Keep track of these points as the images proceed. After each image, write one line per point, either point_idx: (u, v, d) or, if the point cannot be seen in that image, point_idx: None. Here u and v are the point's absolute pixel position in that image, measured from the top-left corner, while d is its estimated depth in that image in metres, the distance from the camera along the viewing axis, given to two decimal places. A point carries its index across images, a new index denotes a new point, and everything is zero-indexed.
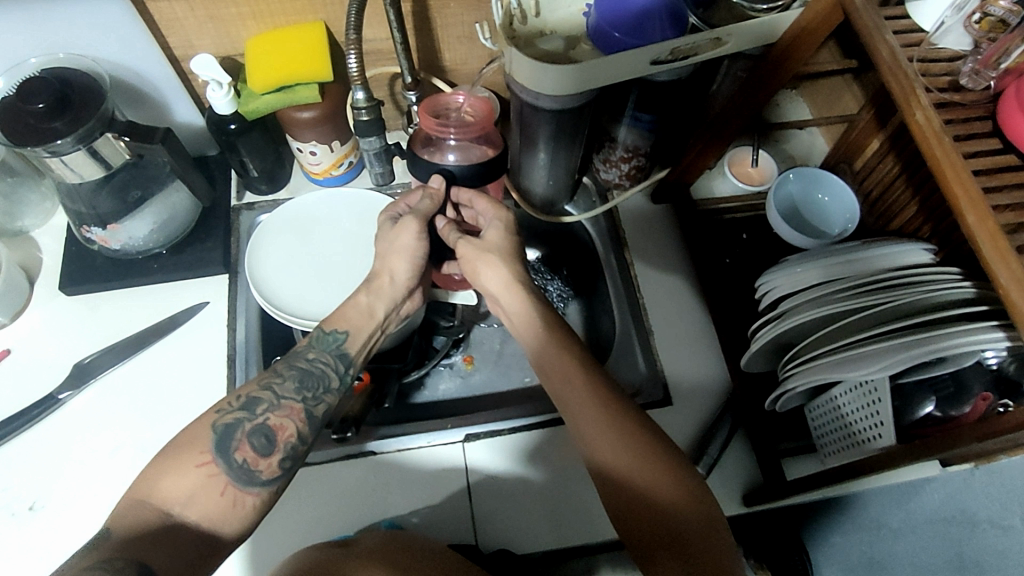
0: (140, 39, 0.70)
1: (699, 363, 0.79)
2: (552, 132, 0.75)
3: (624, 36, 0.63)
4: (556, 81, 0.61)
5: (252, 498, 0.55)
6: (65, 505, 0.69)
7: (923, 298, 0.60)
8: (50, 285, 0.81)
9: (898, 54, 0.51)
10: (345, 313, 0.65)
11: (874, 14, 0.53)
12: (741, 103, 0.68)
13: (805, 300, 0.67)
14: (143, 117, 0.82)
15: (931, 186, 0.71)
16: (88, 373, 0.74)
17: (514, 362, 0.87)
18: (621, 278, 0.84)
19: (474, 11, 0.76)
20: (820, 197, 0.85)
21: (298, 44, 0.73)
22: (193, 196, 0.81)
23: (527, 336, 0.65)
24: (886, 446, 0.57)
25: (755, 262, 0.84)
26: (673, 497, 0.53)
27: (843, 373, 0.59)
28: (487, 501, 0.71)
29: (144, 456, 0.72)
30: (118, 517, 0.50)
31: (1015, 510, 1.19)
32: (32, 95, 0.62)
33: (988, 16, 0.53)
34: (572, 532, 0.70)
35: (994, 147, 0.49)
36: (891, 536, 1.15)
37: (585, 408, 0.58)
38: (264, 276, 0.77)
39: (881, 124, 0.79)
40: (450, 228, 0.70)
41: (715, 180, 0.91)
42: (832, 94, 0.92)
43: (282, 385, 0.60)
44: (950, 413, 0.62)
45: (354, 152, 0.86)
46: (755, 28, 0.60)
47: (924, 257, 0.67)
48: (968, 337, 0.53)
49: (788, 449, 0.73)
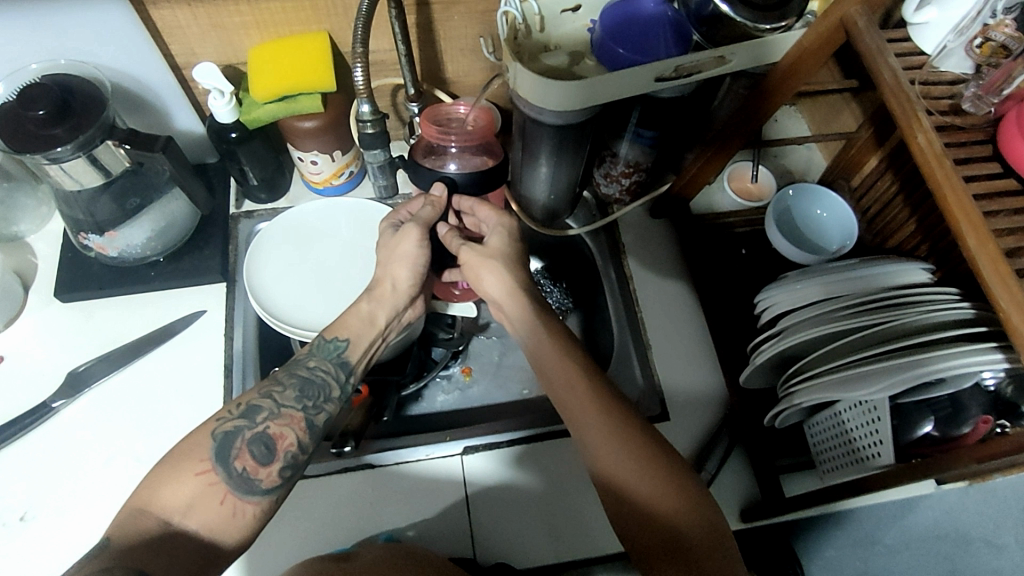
0: (142, 46, 0.70)
1: (698, 376, 0.79)
2: (555, 145, 0.76)
3: (629, 52, 0.64)
4: (558, 101, 0.61)
5: (253, 507, 0.55)
6: (58, 515, 0.68)
7: (920, 318, 0.60)
8: (46, 292, 0.80)
9: (901, 77, 0.52)
10: (346, 321, 0.64)
11: (877, 38, 0.53)
12: (744, 120, 0.68)
13: (806, 318, 0.67)
14: (143, 125, 0.81)
15: (929, 206, 0.72)
16: (83, 382, 0.74)
17: (512, 374, 0.87)
18: (621, 292, 0.84)
19: (478, 24, 0.77)
20: (819, 213, 0.86)
21: (301, 54, 0.73)
22: (192, 204, 0.81)
23: (529, 345, 0.65)
24: (886, 464, 0.58)
25: (755, 278, 0.84)
26: (674, 511, 0.54)
27: (843, 392, 0.59)
28: (488, 514, 0.71)
29: (140, 467, 0.71)
30: (117, 526, 0.50)
31: (1007, 528, 1.20)
32: (34, 102, 0.61)
33: (989, 41, 0.54)
34: (572, 548, 0.70)
35: (994, 171, 0.50)
36: (886, 552, 1.15)
37: (587, 418, 0.59)
38: (262, 285, 0.77)
39: (878, 143, 0.79)
40: (452, 234, 0.70)
41: (715, 194, 0.91)
42: (830, 111, 0.93)
43: (283, 394, 0.59)
44: (950, 434, 0.62)
45: (354, 162, 0.86)
46: (756, 47, 0.60)
47: (922, 277, 0.67)
48: (965, 358, 0.53)
49: (787, 466, 0.73)
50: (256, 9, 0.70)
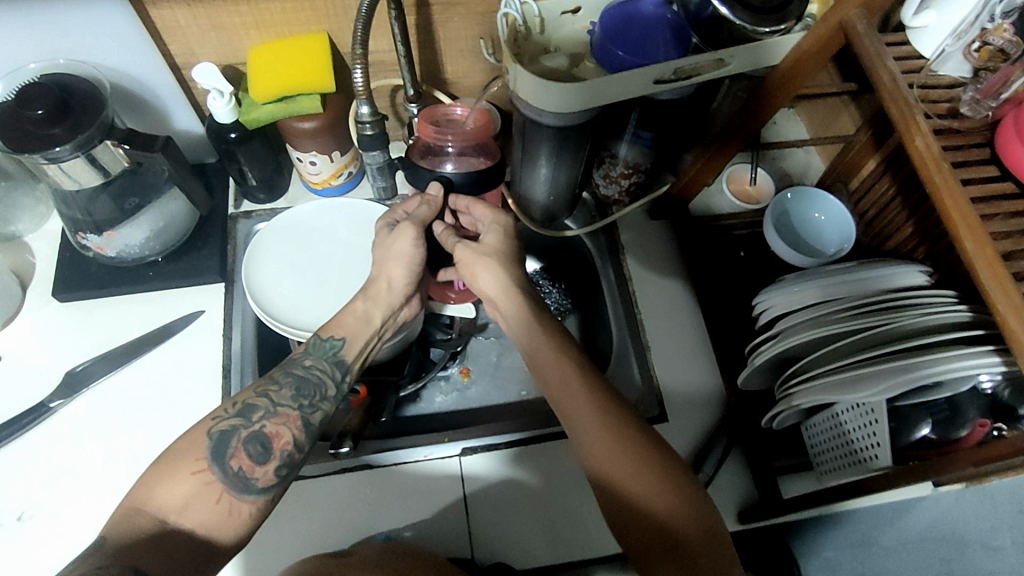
0: (142, 46, 0.70)
1: (695, 377, 0.79)
2: (554, 146, 0.76)
3: (628, 54, 0.64)
4: (559, 102, 0.61)
5: (248, 506, 0.55)
6: (54, 516, 0.68)
7: (917, 321, 0.60)
8: (44, 291, 0.80)
9: (899, 80, 0.52)
10: (341, 319, 0.64)
11: (875, 41, 0.54)
12: (743, 122, 0.68)
13: (802, 321, 0.67)
14: (143, 125, 0.81)
15: (927, 209, 0.72)
16: (80, 382, 0.74)
17: (510, 375, 0.87)
18: (619, 294, 0.84)
19: (477, 26, 0.77)
20: (816, 216, 0.86)
21: (299, 54, 0.73)
22: (190, 204, 0.80)
23: (525, 345, 0.65)
24: (884, 466, 0.58)
25: (753, 279, 0.85)
26: (672, 511, 0.54)
27: (839, 395, 0.59)
28: (485, 514, 0.71)
29: (136, 467, 0.71)
30: (113, 525, 0.50)
31: (1002, 530, 1.20)
32: (32, 102, 0.61)
33: (987, 45, 0.54)
34: (569, 548, 0.70)
35: (991, 174, 0.50)
36: (882, 554, 1.16)
37: (584, 418, 0.59)
38: (260, 285, 0.77)
39: (876, 145, 0.79)
40: (449, 232, 0.70)
41: (713, 197, 0.92)
42: (828, 113, 0.93)
43: (279, 392, 0.59)
44: (947, 437, 0.63)
45: (354, 162, 0.86)
46: (755, 49, 0.60)
47: (919, 279, 0.67)
48: (961, 361, 0.53)
49: (783, 468, 0.73)
50: (256, 10, 0.70)
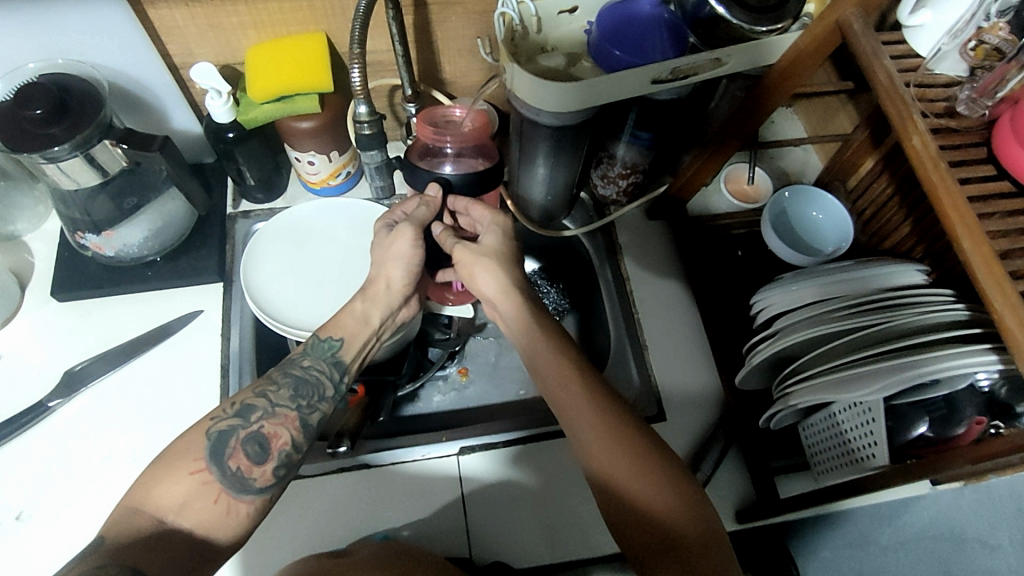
0: (140, 46, 0.70)
1: (693, 377, 0.79)
2: (552, 146, 0.76)
3: (625, 53, 0.64)
4: (557, 103, 0.61)
5: (246, 506, 0.55)
6: (53, 515, 0.68)
7: (914, 320, 0.60)
8: (42, 290, 0.80)
9: (895, 79, 0.52)
10: (341, 320, 0.64)
11: (871, 40, 0.54)
12: (741, 121, 0.68)
13: (800, 320, 0.67)
14: (142, 124, 0.81)
15: (925, 207, 0.72)
16: (79, 381, 0.74)
17: (508, 374, 0.87)
18: (618, 293, 0.84)
19: (475, 25, 0.77)
20: (814, 215, 0.86)
21: (297, 54, 0.73)
22: (188, 204, 0.81)
23: (524, 345, 0.65)
24: (881, 465, 0.58)
25: (751, 278, 0.85)
26: (669, 510, 0.54)
27: (836, 394, 0.59)
28: (484, 514, 0.71)
29: (135, 467, 0.71)
30: (112, 525, 0.50)
31: (1001, 529, 1.20)
32: (31, 102, 0.61)
33: (983, 44, 0.55)
34: (568, 547, 0.70)
35: (988, 173, 0.50)
36: (880, 552, 1.16)
37: (582, 417, 0.59)
38: (258, 285, 0.77)
39: (874, 144, 0.79)
40: (446, 234, 0.70)
41: (710, 197, 0.92)
42: (826, 112, 0.93)
43: (277, 393, 0.60)
44: (944, 436, 0.63)
45: (352, 162, 0.86)
46: (752, 48, 0.60)
47: (916, 278, 0.67)
48: (958, 359, 0.53)
49: (781, 467, 0.73)
50: (255, 10, 0.70)
